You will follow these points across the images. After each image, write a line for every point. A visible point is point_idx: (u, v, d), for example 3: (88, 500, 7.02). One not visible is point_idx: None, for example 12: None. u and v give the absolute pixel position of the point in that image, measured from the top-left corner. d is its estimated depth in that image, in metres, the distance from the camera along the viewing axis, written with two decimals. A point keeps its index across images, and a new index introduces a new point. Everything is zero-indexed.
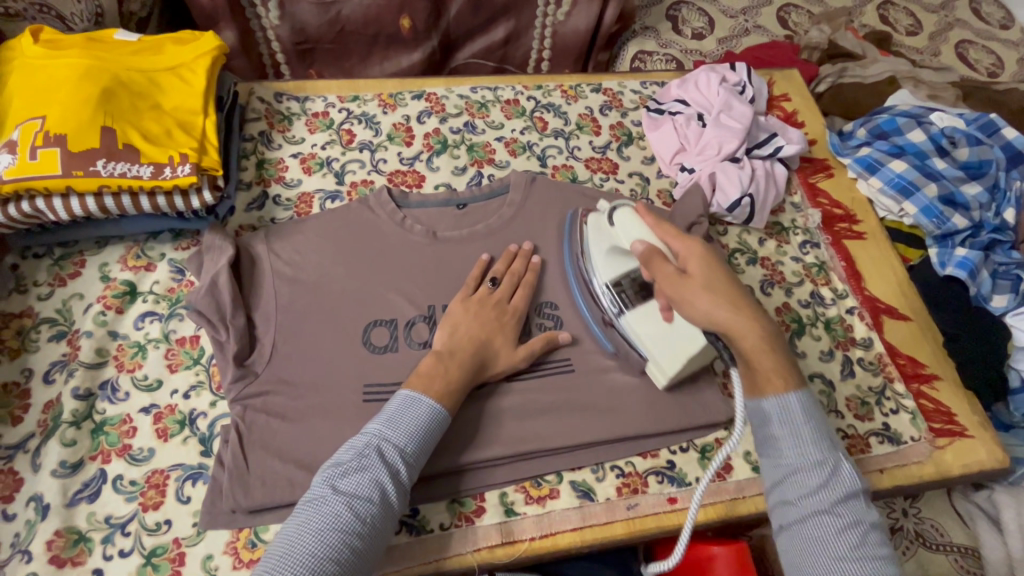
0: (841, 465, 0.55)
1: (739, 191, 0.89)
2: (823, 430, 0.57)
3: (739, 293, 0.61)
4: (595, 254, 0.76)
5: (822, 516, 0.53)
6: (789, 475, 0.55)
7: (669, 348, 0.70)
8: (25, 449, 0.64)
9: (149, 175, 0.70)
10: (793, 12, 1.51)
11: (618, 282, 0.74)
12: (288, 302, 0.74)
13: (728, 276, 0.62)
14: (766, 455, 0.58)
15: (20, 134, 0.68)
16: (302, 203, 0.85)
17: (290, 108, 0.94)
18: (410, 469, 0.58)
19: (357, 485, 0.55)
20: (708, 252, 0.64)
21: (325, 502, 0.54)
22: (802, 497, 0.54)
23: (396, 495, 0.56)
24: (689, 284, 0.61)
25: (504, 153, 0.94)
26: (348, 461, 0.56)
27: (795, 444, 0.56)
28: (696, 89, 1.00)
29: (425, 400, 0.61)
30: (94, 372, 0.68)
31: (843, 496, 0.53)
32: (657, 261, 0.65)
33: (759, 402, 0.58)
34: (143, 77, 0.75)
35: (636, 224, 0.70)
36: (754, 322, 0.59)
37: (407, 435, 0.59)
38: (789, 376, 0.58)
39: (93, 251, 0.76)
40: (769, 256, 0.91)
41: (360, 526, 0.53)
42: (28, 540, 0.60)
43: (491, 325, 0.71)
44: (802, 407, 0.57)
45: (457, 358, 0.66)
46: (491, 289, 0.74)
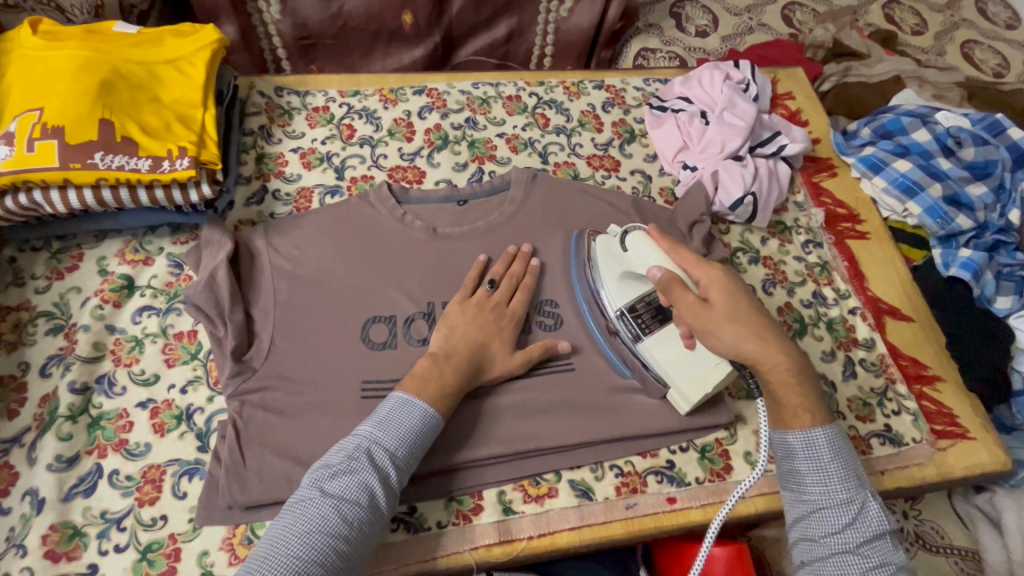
0: (868, 503, 0.57)
1: (742, 189, 0.88)
2: (851, 468, 0.59)
3: (764, 324, 0.60)
4: (606, 276, 0.74)
5: (847, 556, 0.56)
6: (816, 513, 0.58)
7: (692, 375, 0.69)
8: (21, 443, 0.64)
9: (147, 168, 0.69)
10: (798, 10, 1.50)
11: (633, 309, 0.72)
12: (287, 297, 0.74)
13: (750, 305, 0.61)
14: (792, 490, 0.61)
15: (17, 126, 0.67)
16: (301, 198, 0.84)
17: (290, 103, 0.93)
18: (400, 473, 0.58)
19: (345, 488, 0.55)
20: (728, 277, 0.62)
21: (312, 504, 0.54)
22: (827, 535, 0.57)
23: (384, 499, 0.56)
24: (717, 319, 0.60)
25: (506, 150, 0.93)
26: (337, 463, 0.56)
27: (821, 482, 0.58)
28: (699, 87, 1.00)
29: (417, 403, 0.61)
30: (91, 366, 0.68)
31: (870, 536, 0.56)
32: (677, 290, 0.62)
33: (785, 436, 0.61)
34: (142, 70, 0.74)
35: (652, 250, 0.66)
36: (781, 355, 0.59)
37: (398, 438, 0.59)
38: (814, 407, 0.60)
39: (91, 244, 0.76)
40: (772, 255, 0.90)
41: (346, 528, 0.53)
42: (23, 534, 0.59)
43: (489, 329, 0.70)
44: (831, 445, 0.59)
45: (454, 361, 0.66)
46: (489, 291, 0.74)
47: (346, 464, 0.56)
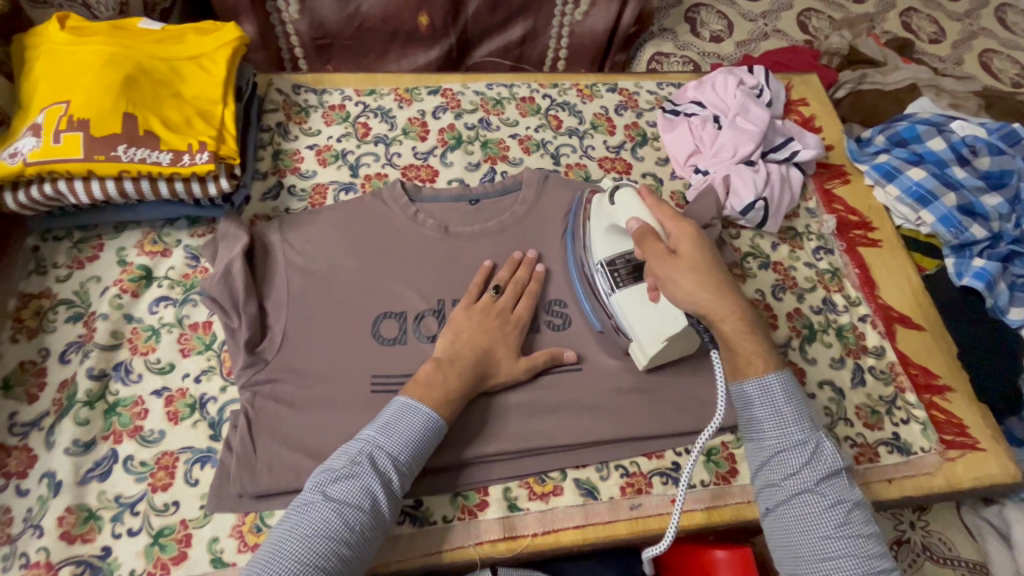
0: (823, 444, 0.59)
1: (753, 194, 0.88)
2: (803, 411, 0.61)
3: (726, 279, 0.65)
4: (594, 232, 0.77)
5: (805, 496, 0.57)
6: (774, 457, 0.60)
7: (649, 329, 0.70)
8: (40, 427, 0.65)
9: (168, 162, 0.71)
10: (814, 17, 1.50)
11: (611, 261, 0.74)
12: (300, 291, 0.75)
13: (714, 260, 0.65)
14: (752, 439, 0.62)
15: (44, 118, 0.69)
16: (316, 194, 0.86)
17: (307, 100, 0.95)
18: (402, 478, 0.59)
19: (348, 492, 0.56)
20: (698, 236, 0.67)
21: (316, 507, 0.55)
22: (787, 478, 0.58)
23: (386, 503, 0.57)
24: (680, 267, 0.64)
25: (518, 150, 0.94)
26: (340, 467, 0.57)
27: (777, 426, 0.60)
28: (712, 91, 1.00)
29: (421, 408, 0.62)
30: (108, 354, 0.70)
31: (825, 474, 0.58)
32: (649, 241, 0.67)
33: (742, 384, 0.62)
34: (165, 66, 0.76)
35: (635, 206, 0.71)
36: (736, 307, 0.63)
37: (400, 443, 0.59)
38: (767, 358, 0.62)
39: (111, 235, 0.78)
40: (782, 260, 0.90)
41: (349, 533, 0.54)
42: (40, 516, 0.61)
43: (494, 334, 0.70)
44: (784, 389, 0.61)
45: (458, 367, 0.66)
46: (495, 297, 0.74)
47: (349, 468, 0.57)
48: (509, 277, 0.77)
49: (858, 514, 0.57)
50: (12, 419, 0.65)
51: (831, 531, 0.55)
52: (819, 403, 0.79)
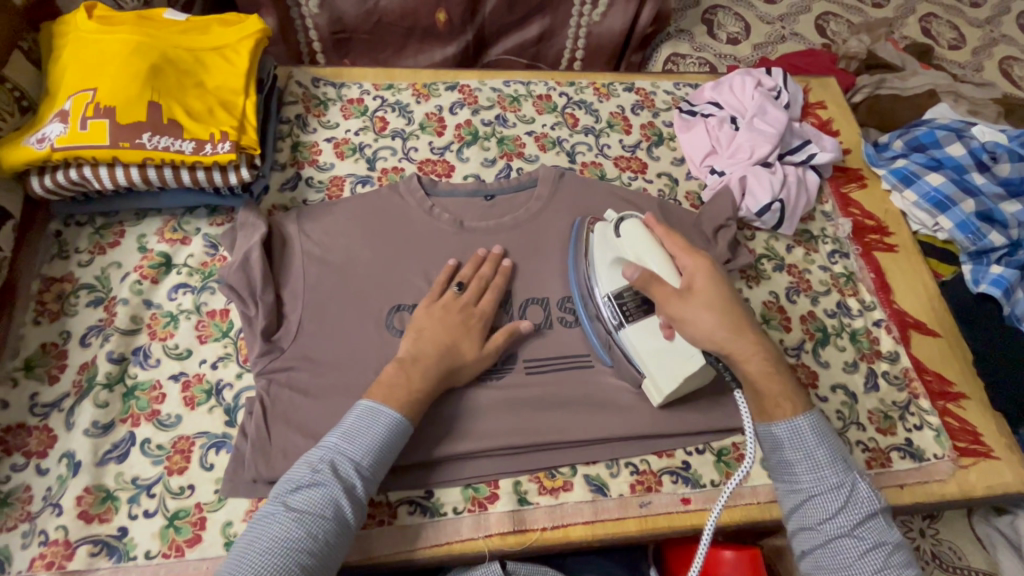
0: (858, 484, 0.59)
1: (770, 196, 0.88)
2: (837, 451, 0.60)
3: (743, 316, 0.63)
4: (599, 263, 0.75)
5: (843, 541, 0.57)
6: (808, 501, 0.59)
7: (666, 367, 0.68)
8: (60, 408, 0.66)
9: (190, 151, 0.72)
10: (833, 20, 1.49)
11: (617, 296, 0.72)
12: (316, 281, 0.75)
13: (731, 295, 0.63)
14: (783, 480, 0.61)
15: (72, 105, 0.70)
16: (333, 186, 0.86)
17: (326, 94, 0.95)
18: (367, 483, 0.59)
19: (309, 501, 0.55)
20: (711, 271, 0.65)
21: (277, 518, 0.54)
22: (823, 523, 0.58)
23: (350, 510, 0.57)
24: (697, 307, 0.62)
25: (534, 148, 0.94)
26: (302, 477, 0.57)
27: (811, 469, 0.59)
28: (730, 92, 1.00)
29: (384, 410, 0.61)
30: (128, 338, 0.71)
31: (862, 517, 0.57)
32: (655, 286, 0.64)
33: (770, 427, 0.61)
34: (189, 56, 0.77)
35: (641, 243, 0.69)
36: (758, 345, 0.62)
37: (363, 449, 0.59)
38: (795, 401, 0.61)
39: (132, 222, 0.79)
40: (797, 263, 0.90)
41: (311, 542, 0.54)
42: (59, 495, 0.62)
43: (456, 329, 0.69)
44: (815, 430, 0.60)
45: (422, 366, 0.65)
46: (457, 293, 0.73)
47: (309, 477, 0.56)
48: (472, 274, 0.75)
49: (899, 556, 0.57)
50: (33, 400, 0.67)
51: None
52: (831, 407, 0.78)
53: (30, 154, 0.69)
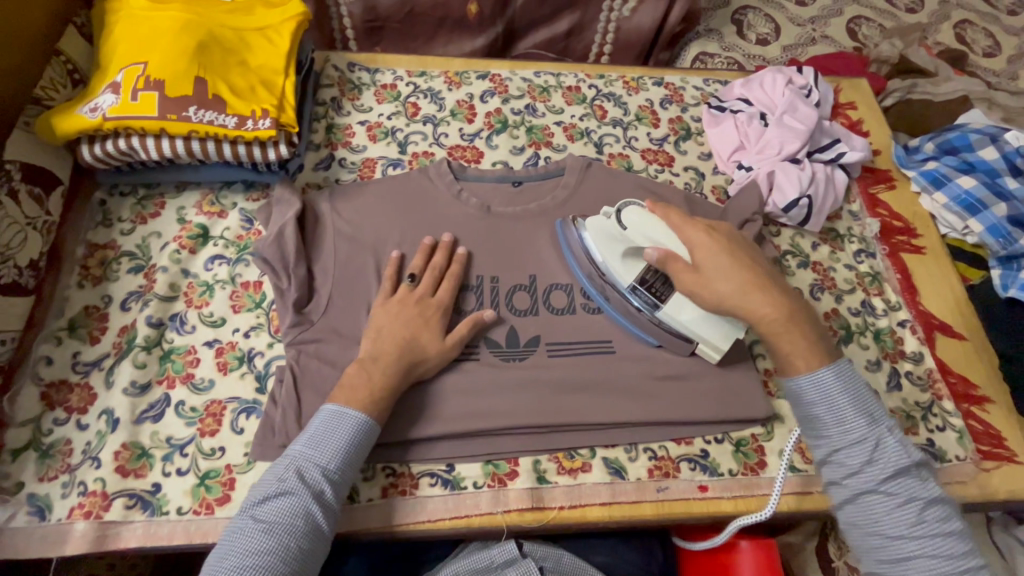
0: (885, 439, 0.59)
1: (798, 191, 0.88)
2: (862, 406, 0.61)
3: (752, 277, 0.66)
4: (608, 261, 0.75)
5: (872, 495, 0.58)
6: (835, 454, 0.61)
7: (717, 327, 0.71)
8: (101, 367, 0.69)
9: (233, 125, 0.74)
10: (865, 24, 1.48)
11: (640, 283, 0.74)
12: (347, 257, 0.77)
13: (733, 261, 0.67)
14: (811, 435, 0.63)
15: (123, 77, 0.73)
16: (365, 168, 0.88)
17: (361, 78, 0.97)
18: (336, 486, 0.59)
19: (277, 511, 0.56)
20: (715, 239, 0.69)
21: (245, 532, 0.55)
22: (852, 477, 0.59)
23: (322, 514, 0.57)
24: (701, 282, 0.67)
25: (563, 137, 0.95)
26: (268, 488, 0.58)
27: (838, 423, 0.61)
28: (761, 89, 1.00)
29: (349, 412, 0.62)
30: (166, 304, 0.73)
31: (892, 473, 0.58)
32: (670, 261, 0.69)
33: (793, 383, 0.63)
34: (234, 35, 0.80)
35: (648, 226, 0.72)
36: (773, 300, 0.65)
37: (330, 453, 0.60)
38: (819, 348, 0.64)
39: (172, 194, 0.81)
40: (822, 261, 0.90)
41: (281, 551, 0.54)
42: (98, 449, 0.64)
43: (415, 323, 0.69)
44: (840, 381, 0.62)
45: (381, 364, 0.66)
46: (411, 286, 0.73)
47: (276, 487, 0.57)
48: (425, 265, 0.76)
49: (933, 513, 0.57)
50: (75, 358, 0.69)
51: (905, 532, 0.56)
52: None
53: (82, 122, 0.72)
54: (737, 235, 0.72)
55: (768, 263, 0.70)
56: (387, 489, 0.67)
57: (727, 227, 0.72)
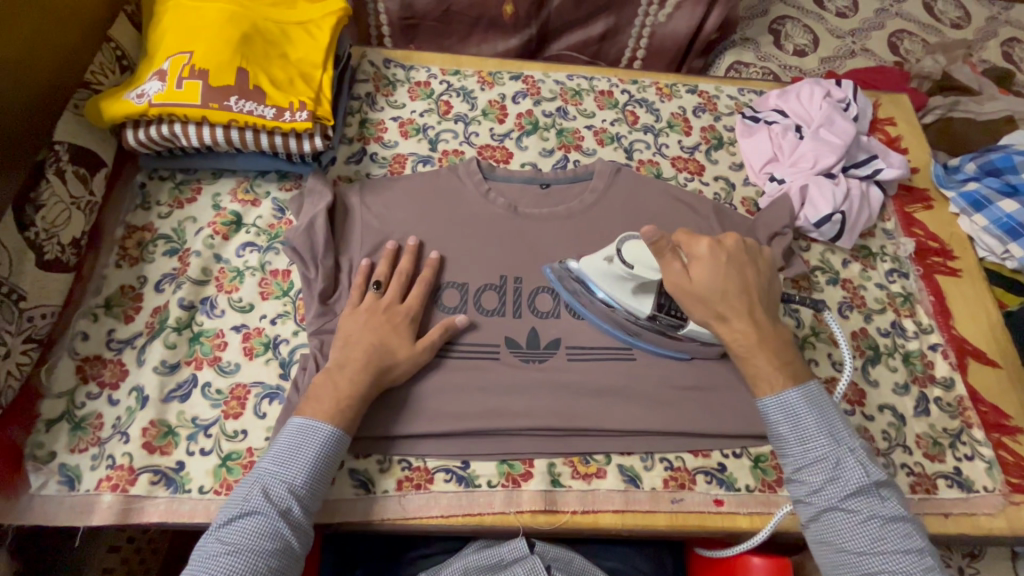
0: (847, 458, 0.61)
1: (831, 206, 0.86)
2: (826, 426, 0.62)
3: (734, 295, 0.67)
4: (619, 296, 0.73)
5: (834, 512, 0.60)
6: (798, 472, 0.63)
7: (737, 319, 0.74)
8: (133, 345, 0.71)
9: (271, 116, 0.76)
10: (907, 39, 1.44)
11: (658, 310, 0.73)
12: (374, 250, 0.78)
13: (725, 277, 0.67)
14: (777, 452, 0.65)
15: (170, 65, 0.75)
16: (396, 163, 0.89)
17: (396, 75, 0.99)
18: (303, 503, 0.60)
19: (243, 532, 0.56)
20: (715, 252, 0.68)
21: (210, 556, 0.55)
22: (815, 494, 0.61)
23: (290, 532, 0.58)
24: (693, 287, 0.67)
25: (593, 141, 0.95)
26: (233, 509, 0.58)
27: (800, 441, 0.63)
28: (797, 101, 0.98)
29: (316, 426, 0.62)
30: (198, 288, 0.75)
31: (851, 491, 0.60)
32: (667, 256, 0.68)
33: (764, 404, 0.65)
34: (276, 28, 0.81)
35: (645, 252, 0.70)
36: (745, 320, 0.66)
37: (296, 469, 0.60)
38: (785, 370, 0.65)
39: (209, 180, 0.83)
40: (852, 278, 0.88)
41: (249, 569, 0.54)
42: (127, 424, 0.66)
43: (383, 330, 0.69)
44: (804, 400, 0.63)
45: (349, 371, 0.65)
46: (376, 294, 0.72)
47: (241, 509, 0.57)
48: (391, 270, 0.75)
49: (895, 529, 0.58)
50: (109, 336, 0.71)
51: (869, 548, 0.58)
52: (877, 427, 0.76)
53: (129, 107, 0.74)
54: (745, 249, 0.70)
55: (764, 281, 0.70)
56: (402, 482, 0.68)
57: (735, 240, 0.70)
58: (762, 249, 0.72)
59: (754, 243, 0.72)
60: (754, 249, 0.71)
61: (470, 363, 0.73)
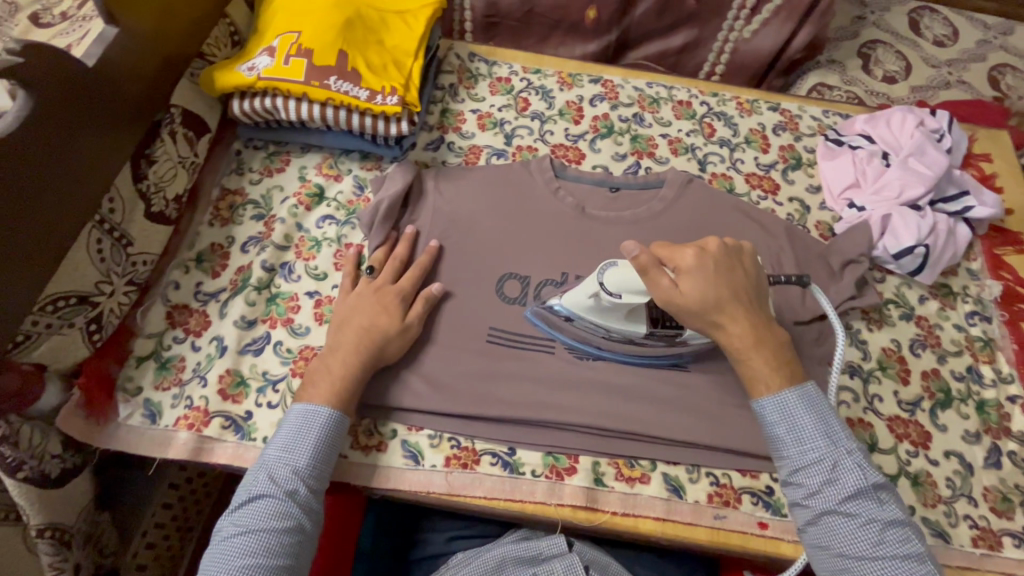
0: (843, 461, 0.61)
1: (915, 239, 0.83)
2: (822, 427, 0.63)
3: (728, 302, 0.66)
4: (612, 322, 0.71)
5: (832, 515, 0.60)
6: (795, 474, 0.63)
7: None
8: (217, 299, 0.76)
9: (364, 98, 0.80)
10: (1009, 73, 1.36)
11: (653, 325, 0.72)
12: (441, 236, 0.82)
13: (715, 278, 0.66)
14: (774, 454, 0.65)
15: (279, 43, 0.81)
16: (471, 154, 0.92)
17: (479, 69, 1.01)
18: (310, 481, 0.62)
19: (254, 512, 0.60)
20: (701, 261, 0.66)
21: (228, 537, 0.59)
22: (813, 497, 0.61)
23: (299, 507, 0.61)
24: (683, 301, 0.66)
25: (667, 150, 0.95)
26: (243, 493, 0.61)
27: (796, 442, 0.63)
28: (886, 127, 0.94)
29: (316, 410, 0.65)
30: (279, 252, 0.80)
31: (850, 494, 0.60)
32: (654, 271, 0.66)
33: (760, 402, 0.65)
34: (377, 16, 0.86)
35: (630, 276, 0.68)
36: (741, 322, 0.66)
37: (295, 452, 0.63)
38: (783, 370, 0.66)
39: (297, 154, 0.88)
40: (928, 316, 0.84)
41: (263, 547, 0.58)
42: (206, 369, 0.72)
43: (374, 310, 0.72)
44: (801, 401, 0.64)
45: (340, 354, 0.68)
46: (369, 278, 0.76)
47: (252, 492, 0.61)
48: (386, 257, 0.78)
49: (894, 533, 0.58)
50: (198, 287, 0.77)
51: (867, 552, 0.58)
52: (941, 473, 0.73)
53: (239, 79, 0.79)
54: (728, 250, 0.68)
55: (752, 279, 0.69)
56: (450, 460, 0.70)
57: (717, 245, 0.68)
58: (744, 246, 0.70)
59: (734, 243, 0.70)
60: (736, 248, 0.69)
61: (522, 354, 0.75)
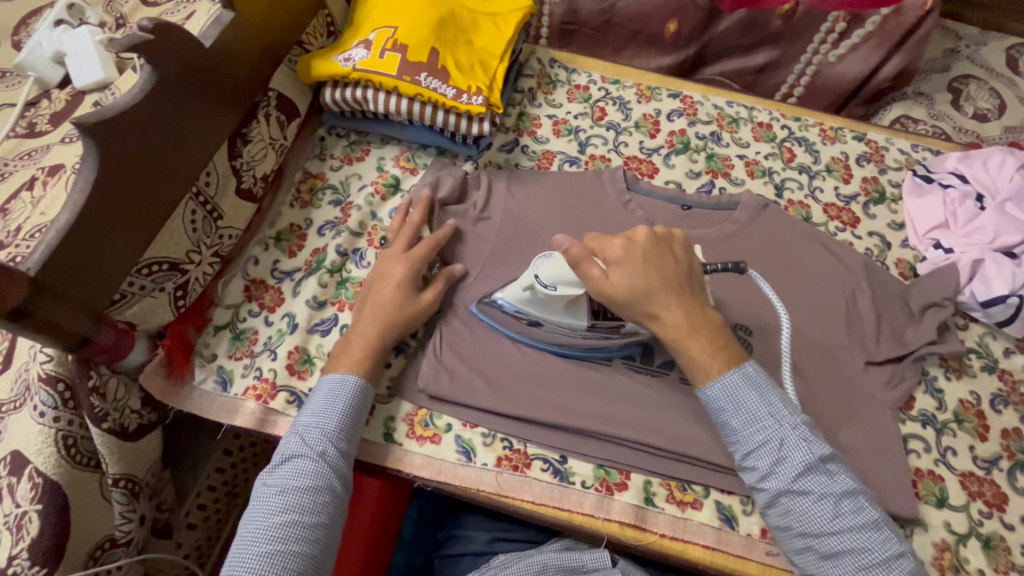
0: (789, 438, 0.61)
1: (1008, 288, 0.78)
2: (768, 407, 0.62)
3: (659, 290, 0.63)
4: (551, 313, 0.71)
5: (786, 494, 0.60)
6: (747, 458, 0.63)
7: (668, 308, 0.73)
8: (292, 278, 0.79)
9: (451, 96, 0.81)
10: None
11: (595, 319, 0.71)
12: (508, 236, 0.82)
13: (644, 269, 0.63)
14: (725, 438, 0.65)
15: (376, 37, 0.83)
16: (544, 158, 0.92)
17: (558, 75, 1.02)
18: (340, 445, 0.64)
19: (290, 475, 0.61)
20: (630, 251, 0.64)
21: (263, 498, 0.61)
22: (767, 479, 0.61)
23: (331, 470, 0.62)
24: (614, 295, 0.63)
25: (742, 171, 0.93)
26: (277, 457, 0.63)
27: (744, 424, 0.63)
28: (982, 168, 0.89)
29: (341, 377, 0.67)
30: (353, 238, 0.82)
31: (798, 470, 0.60)
32: (585, 264, 0.64)
33: (705, 391, 0.64)
34: (469, 16, 0.88)
35: (564, 269, 0.67)
36: (676, 311, 0.63)
37: (326, 416, 0.65)
38: (720, 355, 0.64)
39: (378, 145, 0.91)
40: (1013, 371, 0.79)
41: (299, 506, 0.59)
42: (276, 343, 0.74)
43: (388, 285, 0.73)
44: (743, 381, 0.63)
45: (362, 327, 0.71)
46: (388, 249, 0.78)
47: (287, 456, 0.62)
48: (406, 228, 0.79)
49: (849, 505, 0.59)
50: (275, 265, 0.80)
51: (825, 527, 0.58)
52: (1016, 539, 0.69)
53: (336, 68, 0.82)
54: (656, 238, 0.65)
55: (683, 265, 0.66)
56: (501, 460, 0.70)
57: (645, 233, 0.65)
58: (675, 231, 0.67)
59: (664, 229, 0.67)
60: (665, 234, 0.66)
61: (581, 363, 0.74)
